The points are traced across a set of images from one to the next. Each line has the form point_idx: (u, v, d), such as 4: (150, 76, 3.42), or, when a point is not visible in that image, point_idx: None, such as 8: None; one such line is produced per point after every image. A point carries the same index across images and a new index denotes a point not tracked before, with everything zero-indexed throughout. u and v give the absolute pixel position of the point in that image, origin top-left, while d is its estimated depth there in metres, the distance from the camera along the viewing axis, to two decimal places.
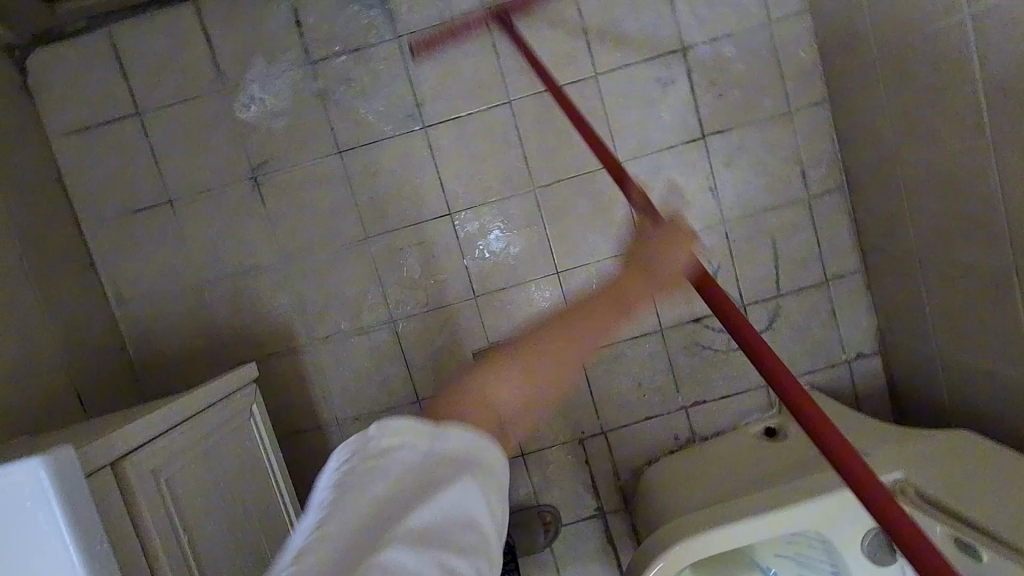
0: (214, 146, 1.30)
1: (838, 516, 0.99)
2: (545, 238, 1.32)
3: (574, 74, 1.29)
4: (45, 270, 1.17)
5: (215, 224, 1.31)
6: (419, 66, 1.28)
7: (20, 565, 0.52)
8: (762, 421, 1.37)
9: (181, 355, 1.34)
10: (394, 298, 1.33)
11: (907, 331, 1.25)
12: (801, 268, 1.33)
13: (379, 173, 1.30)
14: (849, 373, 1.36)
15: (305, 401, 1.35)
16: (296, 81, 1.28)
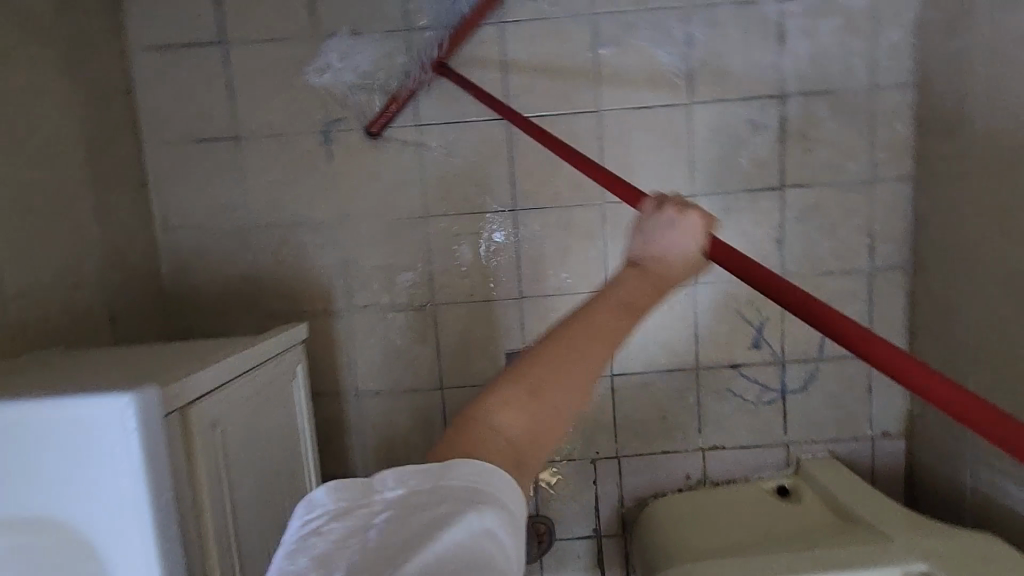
0: (292, 92, 1.26)
1: None
2: (603, 253, 1.30)
3: (669, 96, 1.27)
4: (101, 182, 1.14)
5: (276, 171, 1.28)
6: (516, 57, 1.26)
7: (87, 496, 0.52)
8: (775, 478, 1.36)
9: (213, 295, 1.31)
10: (440, 282, 1.31)
11: (941, 421, 1.25)
12: None
13: (453, 154, 1.28)
14: (871, 449, 1.36)
15: (328, 365, 1.33)
16: (389, 44, 1.25)
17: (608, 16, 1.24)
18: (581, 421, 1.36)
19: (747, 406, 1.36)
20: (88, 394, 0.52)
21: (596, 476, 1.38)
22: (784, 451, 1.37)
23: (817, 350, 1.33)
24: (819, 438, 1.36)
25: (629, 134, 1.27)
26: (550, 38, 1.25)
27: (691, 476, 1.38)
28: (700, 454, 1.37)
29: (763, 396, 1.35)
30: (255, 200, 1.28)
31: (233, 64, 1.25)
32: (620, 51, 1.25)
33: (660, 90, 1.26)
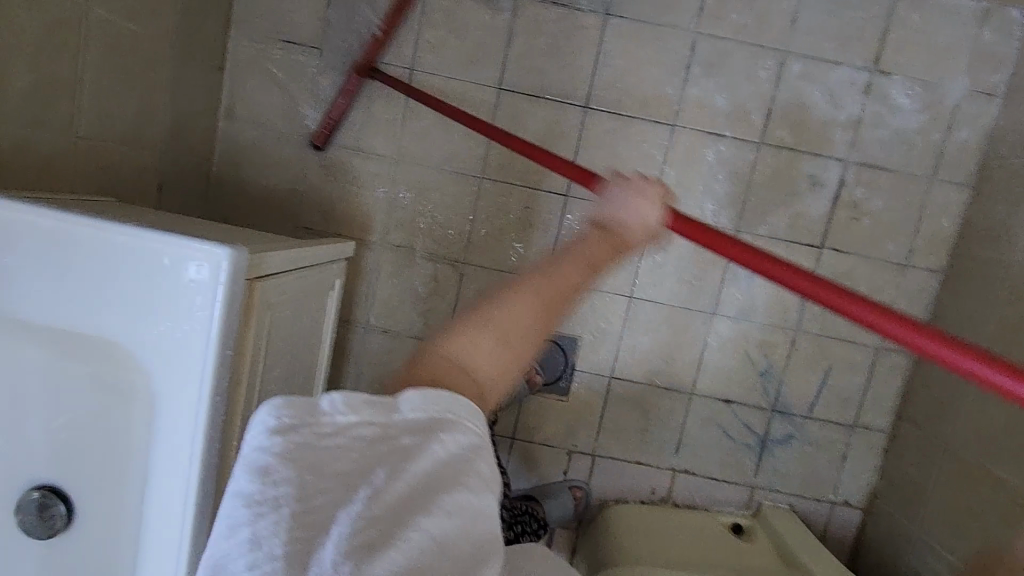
0: (389, 22, 1.28)
1: None
2: (637, 259, 1.34)
3: (742, 131, 1.30)
4: (187, 53, 1.15)
5: (352, 92, 1.29)
6: (612, 51, 1.28)
7: (163, 328, 0.55)
8: (733, 515, 1.41)
9: (255, 194, 1.32)
10: (476, 243, 1.34)
11: (901, 502, 1.31)
12: (838, 403, 1.38)
13: (524, 127, 1.30)
14: (829, 513, 1.42)
15: (347, 291, 1.35)
16: (494, 4, 1.27)
17: (708, 40, 1.27)
18: (569, 412, 1.40)
19: (727, 440, 1.40)
20: (190, 239, 0.55)
21: (566, 467, 1.42)
22: (750, 493, 1.42)
23: (807, 408, 1.38)
24: (783, 490, 1.42)
25: (695, 156, 1.31)
26: (648, 44, 1.28)
27: (655, 492, 1.42)
28: (669, 474, 1.42)
29: (746, 436, 1.40)
30: (324, 114, 1.30)
31: None
32: (710, 74, 1.28)
33: (736, 122, 1.29)
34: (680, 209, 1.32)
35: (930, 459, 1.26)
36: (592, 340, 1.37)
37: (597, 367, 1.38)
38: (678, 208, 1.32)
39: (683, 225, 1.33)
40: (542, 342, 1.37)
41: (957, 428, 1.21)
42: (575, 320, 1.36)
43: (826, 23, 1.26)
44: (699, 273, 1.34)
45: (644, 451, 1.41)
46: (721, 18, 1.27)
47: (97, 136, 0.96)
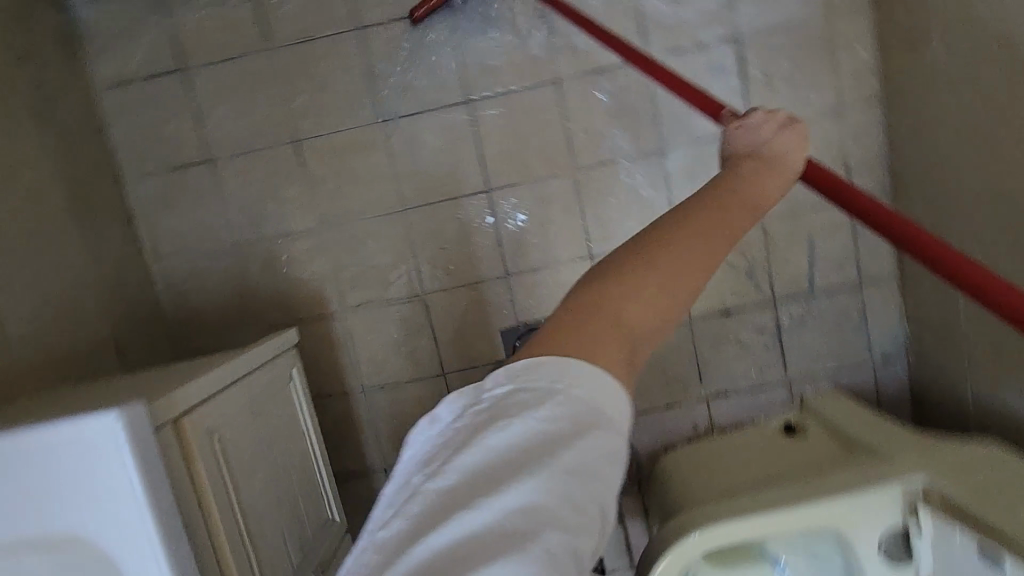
0: (256, 108, 1.29)
1: (856, 516, 0.97)
2: (582, 220, 1.32)
3: (624, 54, 1.26)
4: (89, 222, 1.19)
5: (253, 187, 1.31)
6: (468, 39, 1.27)
7: (94, 507, 0.57)
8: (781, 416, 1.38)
9: (212, 316, 1.36)
10: (427, 270, 1.34)
11: (934, 338, 1.26)
12: (834, 269, 1.33)
13: (420, 145, 1.30)
14: (873, 376, 1.38)
15: (332, 366, 1.38)
16: (341, 47, 1.27)
17: None
18: None
19: (744, 349, 1.37)
20: (80, 417, 0.57)
21: None
22: (787, 387, 1.39)
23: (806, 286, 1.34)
24: (820, 372, 1.38)
25: (590, 99, 1.28)
26: (498, 13, 1.26)
27: (698, 425, 1.40)
28: (703, 403, 1.39)
29: (760, 338, 1.36)
30: (238, 218, 1.32)
31: (196, 90, 1.28)
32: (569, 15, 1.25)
33: (613, 49, 1.26)
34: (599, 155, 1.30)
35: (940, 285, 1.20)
36: None
37: None
38: (597, 155, 1.30)
39: (609, 168, 1.30)
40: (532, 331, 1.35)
41: None
42: (550, 301, 1.35)
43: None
44: (644, 207, 1.31)
45: (671, 392, 1.39)
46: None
47: (34, 334, 1.00)
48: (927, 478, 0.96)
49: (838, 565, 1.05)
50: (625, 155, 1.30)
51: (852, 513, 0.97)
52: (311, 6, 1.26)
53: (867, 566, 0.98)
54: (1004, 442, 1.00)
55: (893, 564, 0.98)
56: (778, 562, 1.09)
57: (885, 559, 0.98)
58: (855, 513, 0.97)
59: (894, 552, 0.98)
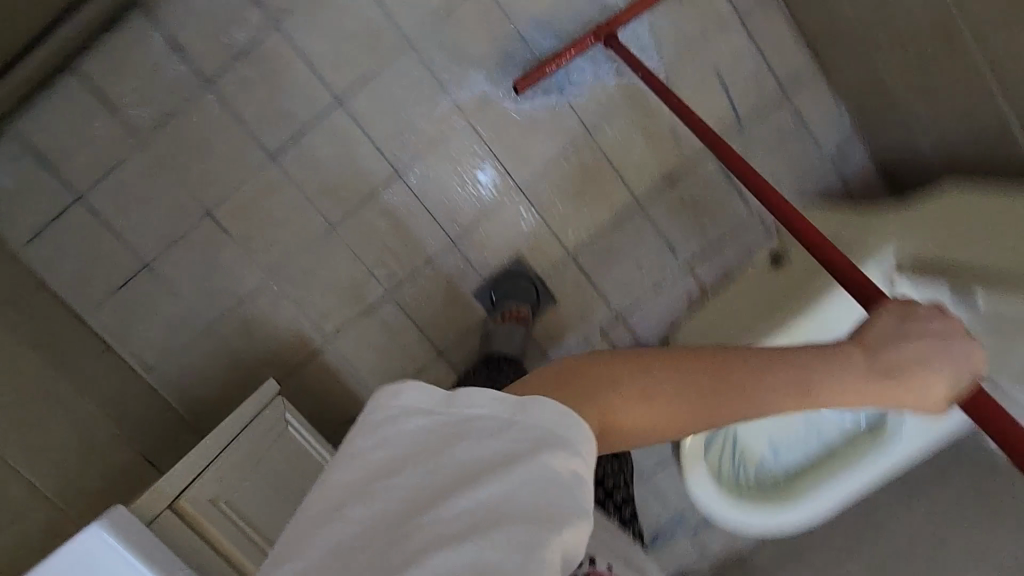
0: (156, 202, 1.35)
1: (812, 308, 1.16)
2: (493, 155, 1.47)
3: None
4: (70, 373, 1.26)
5: (187, 271, 1.39)
6: (310, 50, 1.35)
7: None
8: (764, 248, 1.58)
9: (214, 397, 1.46)
10: (376, 262, 1.47)
11: (869, 115, 1.51)
12: (714, 95, 1.50)
13: (318, 161, 1.40)
14: (829, 163, 1.60)
15: (336, 385, 1.51)
16: (204, 109, 1.33)
17: None
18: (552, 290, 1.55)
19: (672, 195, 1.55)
20: None
21: (584, 315, 1.57)
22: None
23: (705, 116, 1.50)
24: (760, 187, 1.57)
25: (442, 51, 1.40)
26: (326, 13, 1.34)
27: (662, 282, 1.58)
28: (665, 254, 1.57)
29: (683, 167, 1.54)
30: (196, 302, 1.41)
31: (103, 209, 1.33)
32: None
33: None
34: (473, 91, 1.43)
35: (865, 54, 1.37)
36: (517, 237, 1.52)
37: (537, 242, 1.52)
38: (473, 97, 1.43)
39: (489, 104, 1.44)
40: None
41: (889, 9, 1.22)
42: (498, 237, 1.50)
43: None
44: (531, 121, 1.46)
45: (627, 257, 1.55)
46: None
47: (64, 495, 1.09)
48: (900, 246, 1.14)
49: (836, 382, 1.11)
50: (493, 86, 1.43)
51: (819, 306, 1.16)
52: (158, 87, 1.31)
53: None
54: (993, 187, 1.14)
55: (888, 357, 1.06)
56: (800, 397, 1.13)
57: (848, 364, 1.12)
58: (819, 305, 1.16)
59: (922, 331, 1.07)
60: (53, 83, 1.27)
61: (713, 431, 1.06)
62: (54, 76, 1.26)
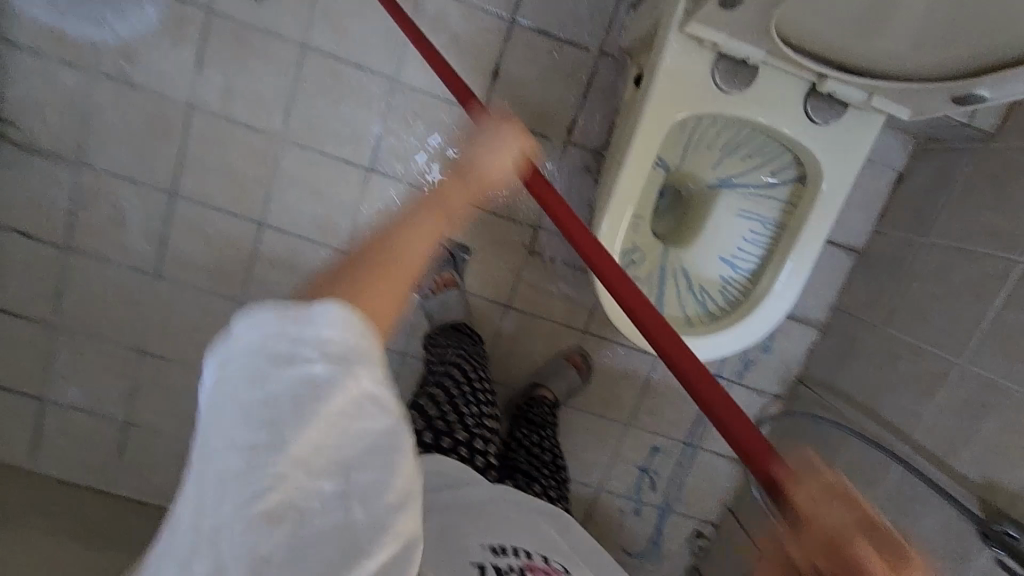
0: (94, 365, 1.28)
1: (688, 73, 0.78)
2: (356, 139, 1.18)
3: (199, 15, 1.11)
4: (112, 541, 1.24)
5: (157, 410, 1.31)
6: (114, 155, 1.16)
7: None
8: (628, 77, 1.13)
9: None
10: None
11: None
12: None
13: (191, 255, 1.22)
14: None
15: None
16: (73, 267, 1.22)
17: (100, 45, 1.11)
18: (490, 247, 1.25)
19: (552, 62, 1.15)
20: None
21: (544, 254, 1.26)
22: (607, 56, 1.15)
23: None
24: (608, 8, 1.13)
25: (225, 86, 1.14)
26: (105, 119, 1.14)
27: (590, 165, 1.19)
28: (572, 148, 1.19)
29: (541, 47, 1.14)
30: (181, 430, 1.33)
31: (56, 397, 1.29)
32: (120, 51, 1.12)
33: (187, 16, 1.11)
34: (285, 102, 1.15)
35: None
36: None
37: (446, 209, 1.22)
38: (288, 99, 1.15)
39: (317, 97, 1.15)
40: None
41: None
42: None
43: (73, 18, 1.10)
44: (370, 87, 1.16)
45: None
46: (77, 38, 1.11)
47: None
48: None
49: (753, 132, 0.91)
50: (300, 83, 1.15)
51: (683, 69, 0.78)
52: (20, 269, 1.21)
53: (790, 119, 0.81)
54: None
55: (822, 116, 0.81)
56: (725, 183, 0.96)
57: (816, 116, 0.81)
58: (683, 66, 0.78)
59: (823, 109, 0.80)
60: None
61: (710, 286, 0.98)
62: None
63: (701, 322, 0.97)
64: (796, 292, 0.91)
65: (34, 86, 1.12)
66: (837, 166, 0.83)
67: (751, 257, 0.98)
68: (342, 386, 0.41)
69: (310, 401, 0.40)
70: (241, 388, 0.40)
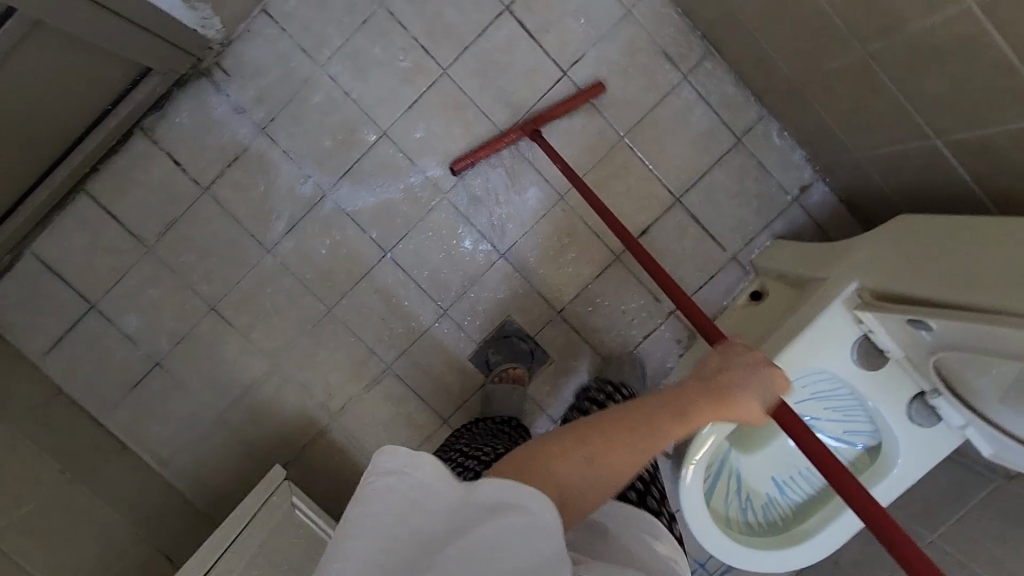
0: (165, 301, 1.28)
1: (834, 340, 0.93)
2: (504, 226, 1.28)
3: (431, 72, 1.22)
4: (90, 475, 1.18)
5: (195, 367, 1.30)
6: (294, 139, 1.23)
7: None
8: (745, 288, 1.30)
9: (230, 486, 1.33)
10: (380, 345, 1.31)
11: (827, 150, 1.20)
12: (735, 153, 1.28)
13: (311, 250, 1.27)
14: (803, 211, 1.30)
15: (351, 469, 1.34)
16: (200, 210, 1.25)
17: (337, 52, 1.21)
18: (567, 368, 1.33)
19: (690, 247, 1.30)
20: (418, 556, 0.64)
21: None
22: (737, 263, 1.31)
23: (705, 175, 1.28)
24: (754, 229, 1.30)
25: (420, 133, 1.24)
26: (305, 108, 1.22)
27: (681, 339, 1.34)
28: (673, 318, 1.34)
29: (689, 231, 1.29)
30: (205, 395, 1.31)
31: (109, 312, 1.27)
32: (350, 64, 1.22)
33: (421, 66, 1.22)
34: (461, 168, 1.25)
35: (827, 137, 1.16)
36: (529, 310, 1.31)
37: (546, 317, 1.31)
38: (462, 166, 1.25)
39: (489, 178, 1.26)
40: (497, 341, 1.31)
41: (813, 105, 1.12)
42: (526, 317, 1.31)
43: (317, 33, 1.21)
44: (536, 191, 1.27)
45: (633, 331, 1.33)
46: (323, 36, 1.21)
47: None
48: (860, 280, 0.93)
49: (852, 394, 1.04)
50: (483, 160, 1.26)
51: (834, 338, 0.93)
52: (152, 190, 1.24)
53: (891, 413, 0.96)
54: (972, 194, 0.93)
55: (921, 423, 0.95)
56: None
57: (915, 421, 0.95)
58: (834, 335, 0.93)
59: (923, 417, 0.95)
60: (66, 201, 1.23)
61: (755, 498, 1.09)
62: (69, 197, 1.23)
63: (737, 526, 1.06)
64: (831, 546, 1.02)
65: (264, 54, 1.21)
66: (912, 463, 0.97)
67: (800, 490, 1.09)
68: (505, 513, 0.48)
69: (461, 503, 0.49)
70: (408, 487, 0.49)
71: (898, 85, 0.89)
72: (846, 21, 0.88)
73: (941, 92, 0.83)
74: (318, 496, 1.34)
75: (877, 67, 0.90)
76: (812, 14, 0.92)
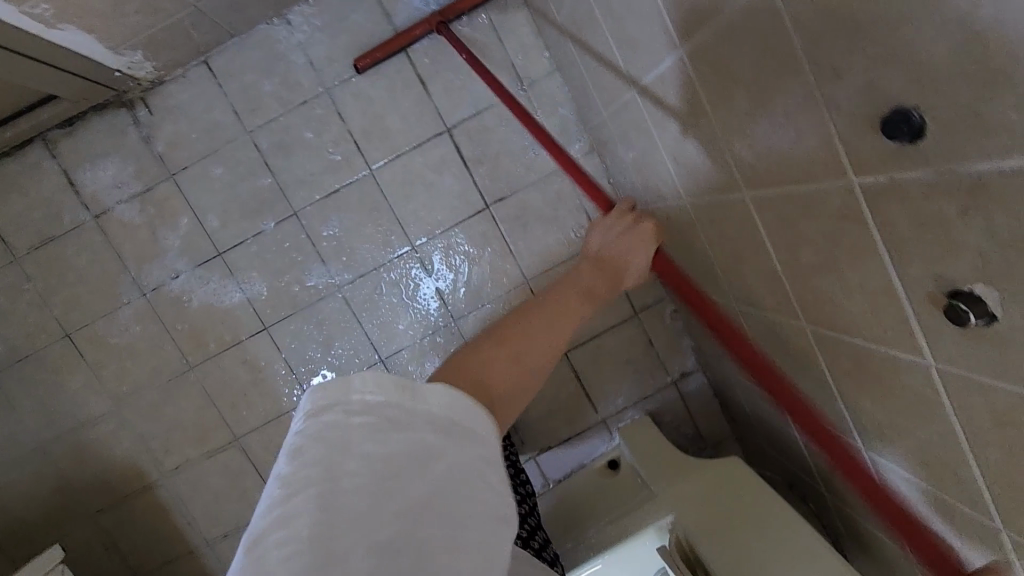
0: (16, 314, 1.21)
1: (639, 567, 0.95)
2: (390, 332, 1.26)
3: (357, 168, 1.21)
4: None
5: (28, 389, 1.22)
6: (200, 193, 1.19)
7: None
8: (606, 454, 1.29)
9: (33, 517, 1.25)
10: (232, 416, 1.26)
11: (708, 351, 1.24)
12: (629, 324, 1.31)
13: (186, 304, 1.22)
14: (677, 394, 1.34)
15: (168, 530, 1.28)
16: (81, 235, 1.19)
17: (266, 121, 1.19)
18: None
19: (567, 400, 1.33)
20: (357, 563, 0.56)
21: None
22: (605, 426, 1.34)
23: (597, 337, 1.31)
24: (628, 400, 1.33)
25: (330, 222, 1.22)
26: (219, 166, 1.19)
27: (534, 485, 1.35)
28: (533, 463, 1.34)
29: (568, 385, 1.32)
30: (32, 420, 1.23)
31: None
32: (276, 137, 1.19)
33: (348, 159, 1.21)
34: (361, 265, 1.24)
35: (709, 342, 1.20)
36: None
37: None
38: (363, 265, 1.24)
39: (388, 283, 1.25)
40: None
41: None
42: None
43: (250, 98, 1.18)
44: (430, 308, 1.26)
45: None
46: (257, 103, 1.18)
47: None
48: (677, 517, 0.94)
49: None
50: (386, 266, 1.24)
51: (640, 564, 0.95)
52: (35, 202, 1.18)
53: None
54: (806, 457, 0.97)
55: None
56: None
57: None
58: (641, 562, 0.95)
59: None
60: None
61: None
62: None
63: None
64: None
65: (190, 103, 1.17)
66: None
67: None
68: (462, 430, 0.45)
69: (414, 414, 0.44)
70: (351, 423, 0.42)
71: (757, 344, 0.93)
72: (723, 272, 0.92)
73: (783, 371, 0.88)
74: (126, 549, 1.28)
75: (744, 321, 0.94)
76: (701, 250, 0.96)
